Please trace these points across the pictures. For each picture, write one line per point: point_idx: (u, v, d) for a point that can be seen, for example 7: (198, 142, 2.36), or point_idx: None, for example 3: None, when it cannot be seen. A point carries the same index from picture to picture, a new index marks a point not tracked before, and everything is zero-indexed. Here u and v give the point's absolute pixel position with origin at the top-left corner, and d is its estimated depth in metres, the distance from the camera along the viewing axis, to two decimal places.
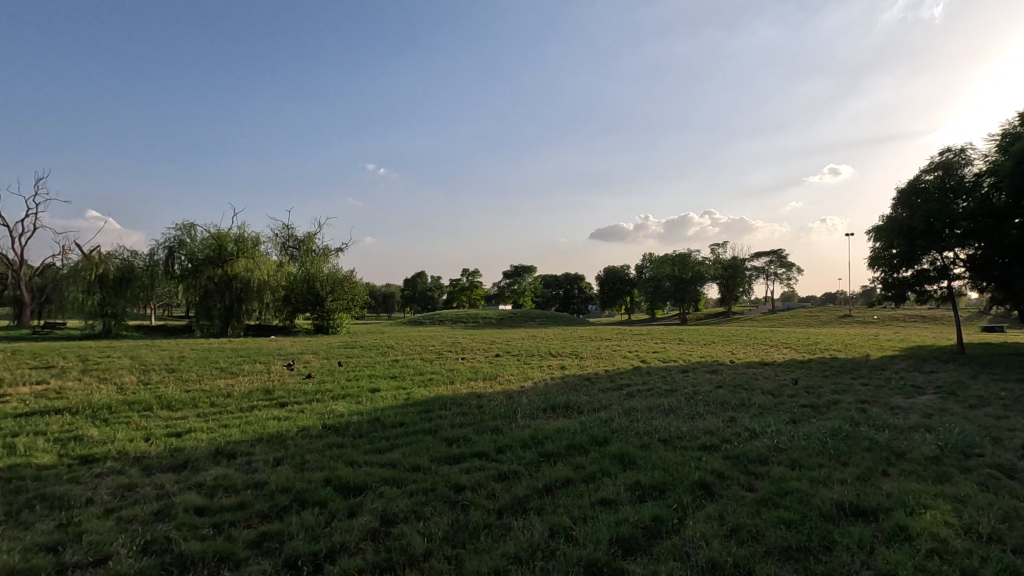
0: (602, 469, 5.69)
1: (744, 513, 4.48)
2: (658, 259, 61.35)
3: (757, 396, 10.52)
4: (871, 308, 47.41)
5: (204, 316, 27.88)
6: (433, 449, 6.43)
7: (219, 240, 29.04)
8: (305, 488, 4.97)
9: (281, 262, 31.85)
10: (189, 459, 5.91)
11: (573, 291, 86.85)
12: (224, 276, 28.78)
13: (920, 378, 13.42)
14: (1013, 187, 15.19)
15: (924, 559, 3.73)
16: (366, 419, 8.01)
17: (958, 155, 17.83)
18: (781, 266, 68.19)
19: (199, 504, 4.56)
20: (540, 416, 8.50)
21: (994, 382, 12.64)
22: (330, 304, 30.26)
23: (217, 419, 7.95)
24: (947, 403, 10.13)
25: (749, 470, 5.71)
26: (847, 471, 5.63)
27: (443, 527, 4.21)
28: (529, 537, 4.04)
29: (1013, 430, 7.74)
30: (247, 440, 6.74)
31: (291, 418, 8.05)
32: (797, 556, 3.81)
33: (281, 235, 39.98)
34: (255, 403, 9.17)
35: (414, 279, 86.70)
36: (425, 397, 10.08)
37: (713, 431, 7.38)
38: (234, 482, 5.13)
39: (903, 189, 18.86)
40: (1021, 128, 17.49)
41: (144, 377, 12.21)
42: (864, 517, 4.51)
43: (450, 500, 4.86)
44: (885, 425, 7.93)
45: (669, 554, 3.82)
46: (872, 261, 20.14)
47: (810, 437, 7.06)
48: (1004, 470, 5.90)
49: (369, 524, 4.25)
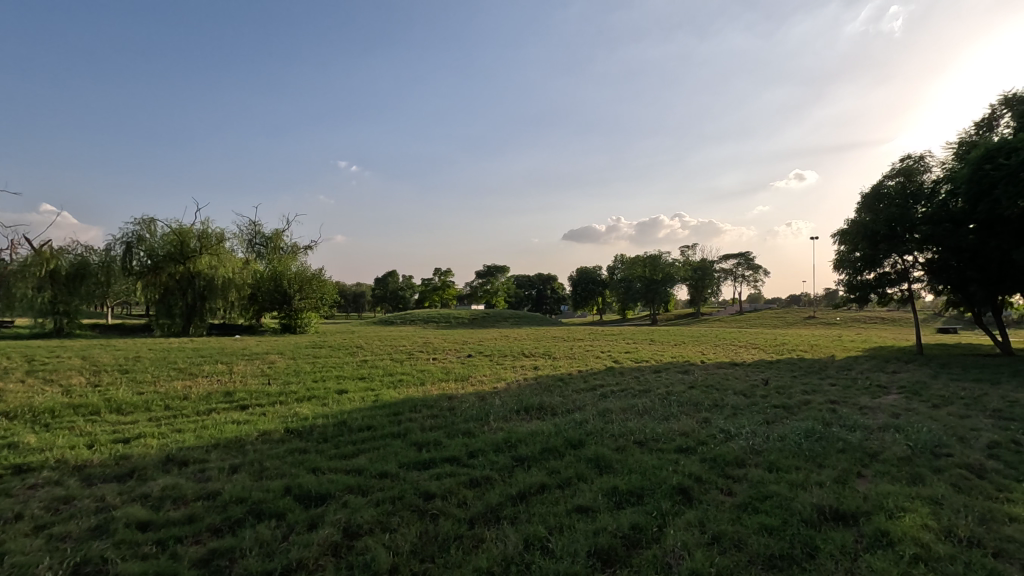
0: (579, 474, 5.49)
1: (724, 519, 4.34)
2: (630, 261, 61.88)
3: (729, 396, 10.54)
4: (834, 309, 48.88)
5: (164, 314, 26.79)
6: (401, 454, 6.14)
7: (181, 236, 27.60)
8: (262, 498, 4.64)
9: (247, 260, 30.77)
10: (136, 467, 5.49)
11: (546, 291, 87.25)
12: (186, 274, 27.52)
13: (884, 378, 13.71)
14: (970, 193, 15.61)
15: (908, 566, 3.64)
16: (331, 422, 7.66)
17: (917, 161, 18.32)
18: (749, 268, 69.65)
19: (143, 518, 4.18)
20: (513, 418, 8.29)
21: (954, 382, 13.00)
22: (299, 303, 29.47)
23: (171, 423, 7.50)
24: (911, 403, 10.28)
25: (727, 473, 5.61)
26: (824, 473, 5.57)
27: (411, 540, 3.94)
28: (503, 550, 3.81)
29: (978, 430, 7.84)
30: (201, 446, 6.33)
31: (251, 422, 7.64)
32: (781, 564, 3.68)
33: (247, 232, 38.71)
34: (213, 406, 8.69)
35: (385, 278, 85.57)
36: (395, 399, 9.76)
37: (688, 432, 7.28)
38: (183, 493, 4.75)
39: (867, 194, 19.28)
40: (976, 137, 18.09)
41: (95, 378, 11.55)
42: (844, 522, 4.42)
43: (419, 509, 4.59)
44: (856, 425, 7.97)
45: (649, 566, 3.63)
46: (838, 264, 20.60)
47: (785, 438, 7.01)
48: (974, 470, 5.93)
49: (331, 538, 3.95)
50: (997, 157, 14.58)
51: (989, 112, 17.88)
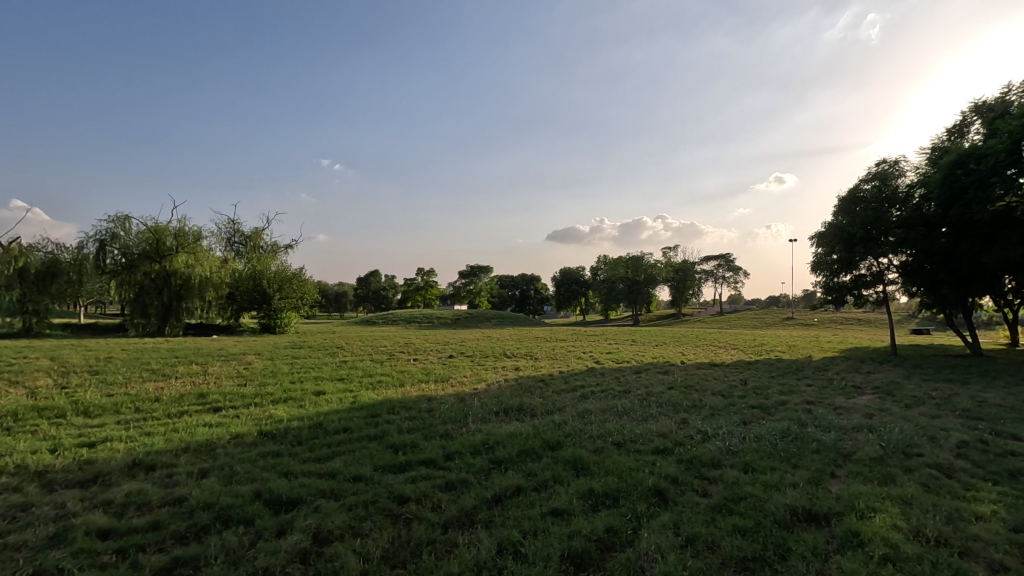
0: (555, 476, 5.45)
1: (699, 521, 4.34)
2: (613, 262, 62.18)
3: (708, 397, 10.63)
4: (812, 312, 49.73)
5: (139, 314, 26.18)
6: (377, 457, 6.05)
7: (157, 234, 26.89)
8: (230, 504, 4.52)
9: (225, 258, 30.21)
10: (100, 473, 5.32)
11: (529, 292, 87.40)
12: (162, 273, 26.87)
13: (859, 379, 13.94)
14: (942, 198, 15.98)
15: (877, 567, 3.68)
16: (307, 425, 7.54)
17: (892, 166, 18.68)
18: (729, 270, 70.54)
19: (105, 526, 4.05)
20: (492, 419, 8.25)
21: (925, 383, 13.27)
22: (278, 303, 29.03)
23: (140, 426, 7.30)
24: (885, 403, 10.46)
25: (703, 475, 5.63)
26: (799, 474, 5.62)
27: (382, 546, 3.87)
28: (475, 555, 3.76)
29: (948, 430, 7.99)
30: (170, 450, 6.16)
31: (224, 424, 7.47)
32: (753, 567, 3.69)
33: (226, 230, 37.98)
34: (186, 408, 8.50)
35: (368, 277, 84.87)
36: (373, 400, 9.65)
37: (666, 433, 7.31)
38: (149, 499, 4.62)
39: (843, 198, 19.50)
40: (948, 143, 18.54)
41: (64, 379, 11.24)
42: (816, 523, 4.45)
43: (392, 514, 4.52)
44: (831, 425, 8.08)
45: (621, 569, 3.62)
46: (815, 266, 20.87)
47: (761, 439, 7.07)
48: (943, 469, 6.03)
49: (300, 544, 3.86)
50: (969, 163, 15.00)
51: (961, 119, 18.34)
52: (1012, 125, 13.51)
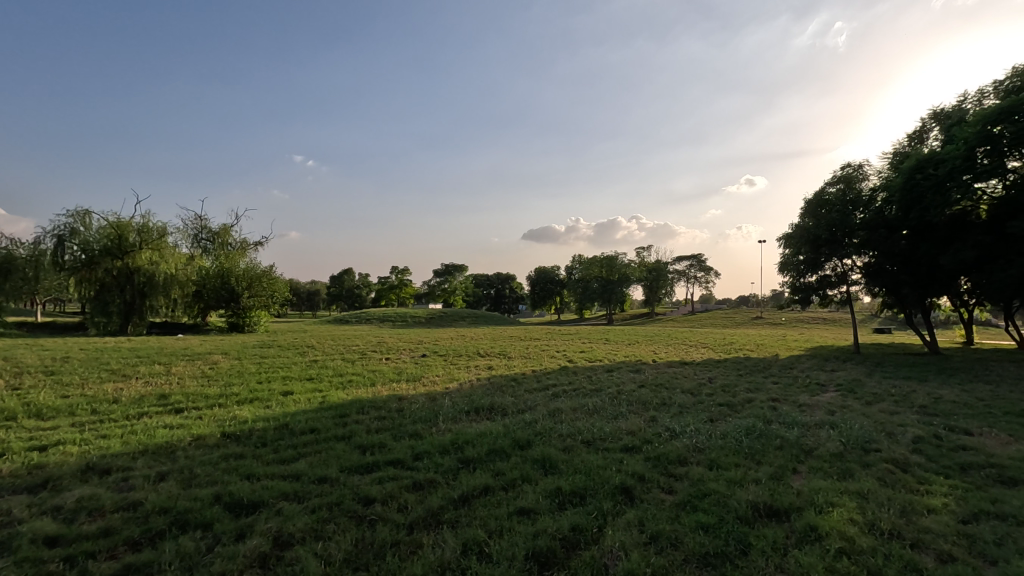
0: (524, 475, 5.45)
1: (663, 518, 4.39)
2: (587, 261, 62.66)
3: (677, 395, 10.76)
4: (779, 311, 51.13)
5: (99, 312, 25.12)
6: (345, 458, 5.97)
7: (119, 230, 25.99)
8: (188, 508, 4.38)
9: (191, 256, 29.38)
10: (50, 477, 5.11)
11: (504, 291, 87.55)
12: (125, 269, 25.98)
13: (824, 376, 14.32)
14: (903, 202, 16.56)
15: (833, 560, 3.77)
16: (273, 426, 7.37)
17: (856, 170, 19.21)
18: (701, 270, 71.82)
19: (53, 533, 3.89)
20: (463, 419, 8.23)
21: (885, 380, 13.70)
22: (247, 301, 28.42)
23: (96, 429, 7.03)
24: (847, 400, 10.77)
25: (669, 472, 5.69)
26: (761, 471, 5.72)
27: (345, 548, 3.81)
28: (439, 555, 3.73)
29: (904, 425, 8.26)
30: (127, 453, 5.95)
31: (185, 426, 7.25)
32: (714, 562, 3.75)
33: (192, 225, 36.89)
34: (146, 409, 8.22)
35: (341, 275, 83.60)
36: (342, 400, 9.49)
37: (634, 431, 7.37)
38: (101, 504, 4.45)
39: (810, 201, 19.92)
40: (908, 148, 19.23)
41: (15, 380, 10.74)
42: (777, 518, 4.55)
43: (357, 516, 4.44)
44: (794, 422, 8.25)
45: (586, 567, 3.63)
46: (783, 266, 21.26)
47: (726, 436, 7.18)
48: (899, 464, 6.23)
49: (259, 548, 3.78)
50: (928, 168, 15.73)
51: (920, 125, 19.03)
52: (967, 132, 14.31)
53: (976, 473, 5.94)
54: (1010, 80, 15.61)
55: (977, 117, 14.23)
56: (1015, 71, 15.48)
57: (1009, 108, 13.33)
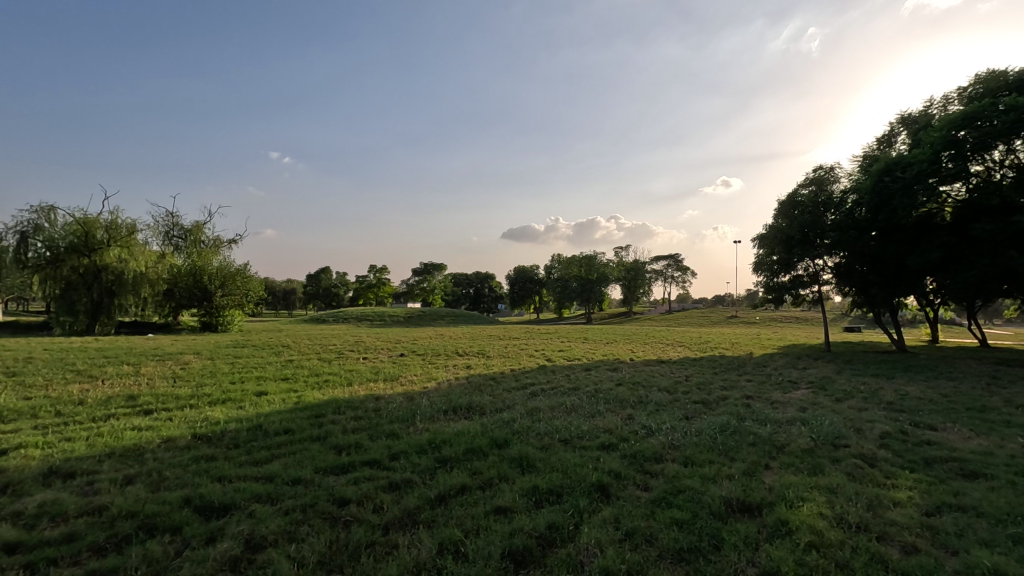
0: (501, 474, 5.45)
1: (639, 515, 4.43)
2: (566, 260, 62.93)
3: (654, 393, 10.87)
4: (753, 310, 52.23)
5: (65, 311, 24.34)
6: (319, 459, 5.88)
7: (86, 227, 25.24)
8: (155, 512, 4.27)
9: (161, 253, 28.65)
10: (10, 482, 4.93)
11: (483, 290, 87.45)
12: (92, 267, 25.23)
13: (795, 374, 14.64)
14: (872, 204, 17.02)
15: (803, 553, 3.85)
16: (245, 426, 7.24)
17: (828, 172, 19.61)
18: (679, 270, 72.82)
19: (12, 540, 3.75)
20: (440, 418, 8.18)
21: (853, 377, 14.05)
22: (221, 300, 27.94)
23: (60, 431, 6.81)
24: (818, 397, 11.02)
25: (645, 469, 5.74)
26: (735, 467, 5.81)
27: (319, 550, 3.76)
28: (414, 556, 3.70)
29: (871, 421, 8.48)
30: (93, 456, 5.79)
31: (154, 428, 7.07)
32: (688, 557, 3.79)
33: (164, 222, 36.01)
34: (113, 411, 7.99)
35: (318, 274, 82.43)
36: (318, 400, 9.37)
37: (611, 429, 7.42)
38: (64, 509, 4.31)
39: (783, 202, 20.30)
40: (878, 152, 19.74)
41: None
42: (749, 513, 4.63)
43: (331, 517, 4.39)
44: (767, 419, 8.42)
45: (561, 566, 3.63)
46: (757, 266, 21.64)
47: (701, 433, 7.28)
48: (867, 459, 6.40)
49: (230, 551, 3.71)
50: (896, 170, 16.15)
51: (889, 130, 19.55)
52: (933, 136, 14.80)
53: (939, 467, 6.14)
54: (973, 86, 16.17)
55: (942, 123, 14.76)
56: (977, 79, 16.06)
57: (972, 114, 13.87)
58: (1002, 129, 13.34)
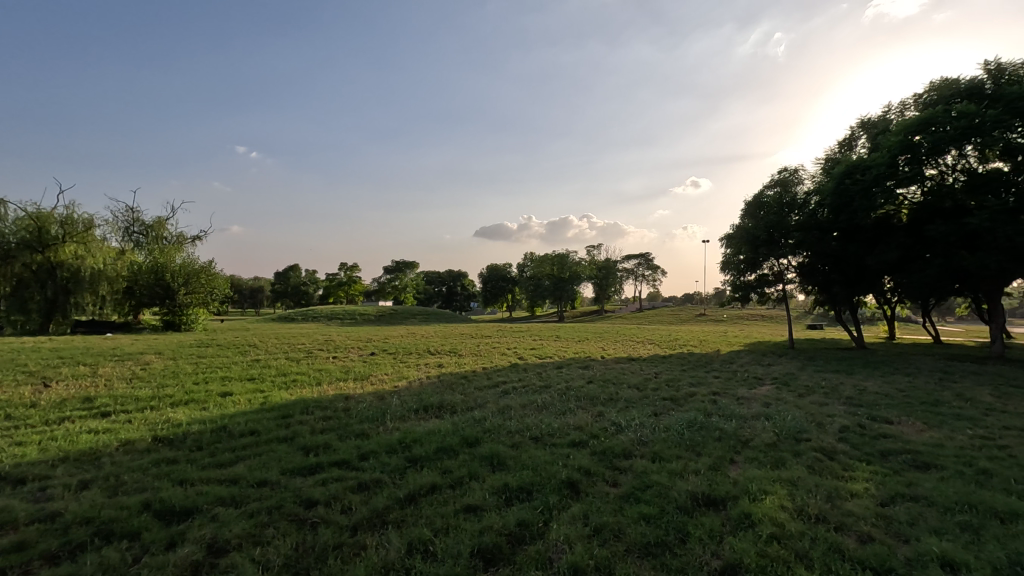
0: (471, 472, 5.45)
1: (608, 511, 4.49)
2: (539, 258, 63.13)
3: (624, 390, 11.01)
4: (721, 308, 53.33)
5: (16, 310, 23.26)
6: (286, 460, 5.77)
7: (39, 221, 24.16)
8: (113, 517, 4.13)
9: (121, 250, 27.63)
10: None
11: (456, 288, 87.09)
12: (46, 264, 24.15)
13: (761, 370, 15.03)
14: (833, 205, 17.55)
15: (765, 545, 3.96)
16: (208, 428, 7.05)
17: (792, 174, 20.12)
18: (649, 269, 73.86)
19: None
20: (411, 417, 8.12)
21: (815, 373, 14.49)
22: (183, 298, 27.15)
23: (10, 435, 6.51)
24: (782, 393, 11.33)
25: (614, 466, 5.81)
26: (701, 462, 5.94)
27: (285, 552, 3.70)
28: (383, 556, 3.67)
29: (831, 416, 8.77)
30: (45, 460, 5.55)
31: (112, 430, 6.83)
32: (655, 551, 3.86)
33: (124, 217, 34.75)
34: (67, 414, 7.68)
35: (286, 272, 80.73)
36: (285, 400, 9.19)
37: (581, 426, 7.49)
38: (14, 517, 4.13)
39: (749, 203, 20.76)
40: (839, 155, 20.38)
41: None
42: (714, 507, 4.74)
43: (298, 519, 4.32)
44: (732, 415, 8.62)
45: (531, 563, 3.65)
46: (725, 265, 22.09)
47: (669, 429, 7.41)
48: (827, 452, 6.62)
49: (192, 556, 3.61)
50: (856, 173, 16.70)
51: (850, 133, 20.21)
52: (890, 141, 15.38)
53: (894, 459, 6.39)
54: (927, 93, 16.87)
55: (899, 127, 15.35)
56: (931, 86, 16.77)
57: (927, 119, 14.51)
58: (955, 134, 13.97)
